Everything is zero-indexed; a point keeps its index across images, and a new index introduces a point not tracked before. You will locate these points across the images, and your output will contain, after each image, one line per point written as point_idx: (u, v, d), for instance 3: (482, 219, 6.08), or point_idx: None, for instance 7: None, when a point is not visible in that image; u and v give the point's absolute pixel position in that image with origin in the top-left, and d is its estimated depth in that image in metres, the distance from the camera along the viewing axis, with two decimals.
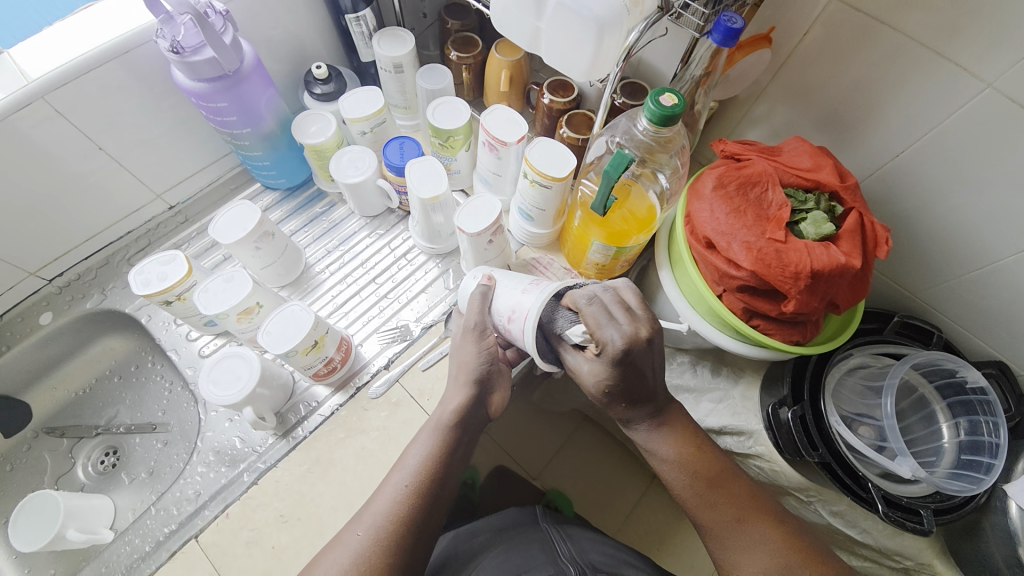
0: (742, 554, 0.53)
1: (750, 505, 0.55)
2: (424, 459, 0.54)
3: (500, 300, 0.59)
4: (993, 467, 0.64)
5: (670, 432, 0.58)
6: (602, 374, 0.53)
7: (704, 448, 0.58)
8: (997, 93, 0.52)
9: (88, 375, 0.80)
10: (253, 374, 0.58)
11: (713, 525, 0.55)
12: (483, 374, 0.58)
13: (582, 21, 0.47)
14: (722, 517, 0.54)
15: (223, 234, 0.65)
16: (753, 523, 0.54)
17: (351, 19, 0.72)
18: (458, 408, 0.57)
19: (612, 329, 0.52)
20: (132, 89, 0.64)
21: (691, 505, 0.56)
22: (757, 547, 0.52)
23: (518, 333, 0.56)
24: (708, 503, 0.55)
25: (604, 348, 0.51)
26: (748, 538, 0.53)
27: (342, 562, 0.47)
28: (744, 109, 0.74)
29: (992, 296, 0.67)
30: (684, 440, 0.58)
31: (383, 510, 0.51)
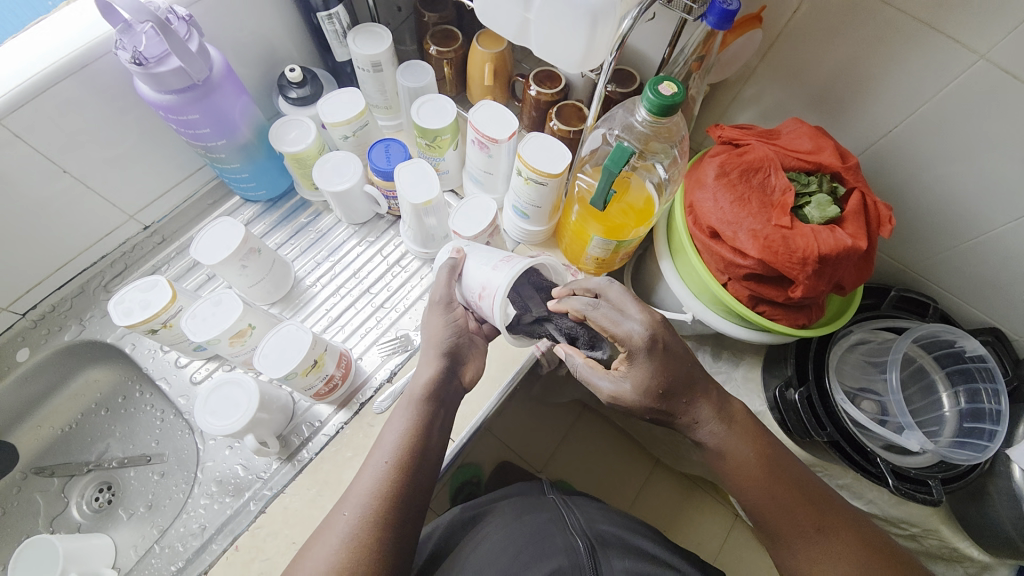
0: (820, 561, 0.49)
1: (825, 511, 0.52)
2: (402, 436, 0.51)
3: (471, 276, 0.59)
4: (996, 433, 0.65)
5: (733, 436, 0.55)
6: (648, 372, 0.52)
7: (769, 454, 0.55)
8: (990, 64, 0.51)
9: (74, 410, 0.76)
10: (252, 401, 0.56)
11: (792, 534, 0.51)
12: (453, 346, 0.57)
13: (574, 10, 0.45)
14: (796, 524, 0.51)
15: (205, 255, 0.62)
16: (827, 527, 0.51)
17: (323, 17, 0.68)
18: (429, 381, 0.55)
19: (629, 321, 0.52)
20: (94, 103, 0.59)
21: (767, 512, 0.53)
22: (835, 554, 0.49)
23: (490, 309, 0.57)
24: (784, 511, 0.52)
25: (631, 340, 0.51)
26: (824, 544, 0.50)
27: (333, 544, 0.45)
28: (733, 91, 0.73)
29: (986, 266, 0.68)
30: (744, 437, 0.55)
31: (365, 490, 0.48)
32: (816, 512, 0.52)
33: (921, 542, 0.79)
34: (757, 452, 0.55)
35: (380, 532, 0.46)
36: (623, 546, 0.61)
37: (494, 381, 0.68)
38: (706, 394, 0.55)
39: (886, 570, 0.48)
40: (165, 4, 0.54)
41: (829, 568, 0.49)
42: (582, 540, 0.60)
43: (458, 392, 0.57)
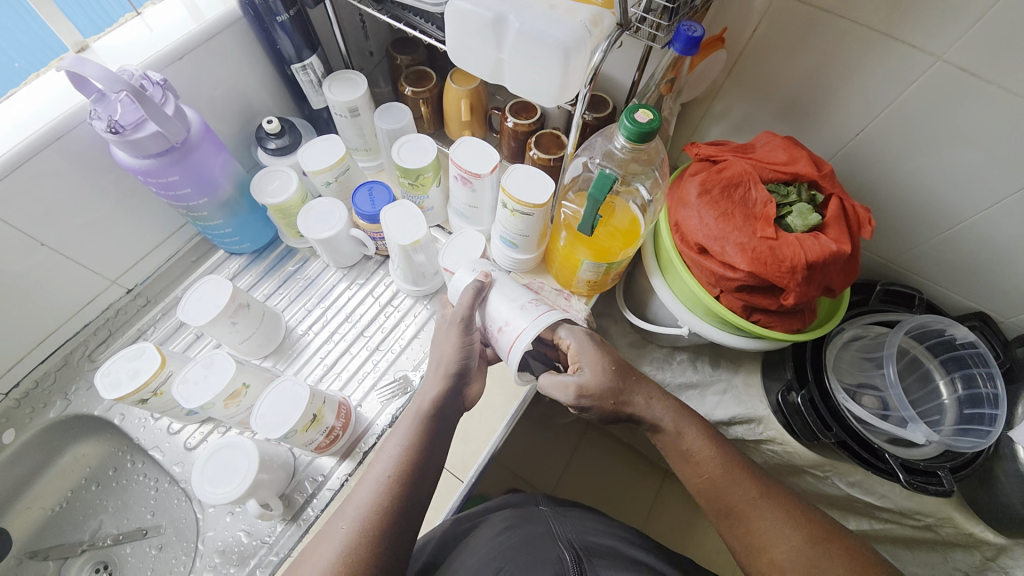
0: (772, 540, 0.49)
1: (773, 487, 0.52)
2: (403, 449, 0.50)
3: (494, 306, 0.58)
4: (996, 417, 0.66)
5: (681, 414, 0.54)
6: (593, 358, 0.54)
7: (717, 434, 0.54)
8: (947, 64, 0.54)
9: (62, 488, 0.72)
10: (252, 465, 0.54)
11: (738, 507, 0.51)
12: (461, 368, 0.55)
13: (547, 47, 0.46)
14: (739, 498, 0.51)
15: (193, 316, 0.60)
16: (777, 503, 0.50)
17: (297, 69, 0.69)
18: (435, 398, 0.53)
19: (572, 325, 0.59)
20: (69, 172, 0.58)
21: (713, 487, 0.52)
22: (783, 528, 0.49)
23: (506, 347, 0.56)
24: (729, 485, 0.51)
25: (571, 331, 0.57)
26: (774, 519, 0.49)
27: (327, 557, 0.42)
28: (704, 107, 0.75)
29: (965, 253, 0.70)
30: (690, 418, 0.55)
31: (364, 501, 0.46)
32: (764, 489, 0.51)
33: (937, 532, 0.78)
34: (702, 431, 0.54)
35: (378, 548, 0.44)
36: (614, 558, 0.58)
37: (498, 415, 0.66)
38: (651, 378, 0.56)
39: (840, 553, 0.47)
40: (138, 72, 0.54)
41: (780, 538, 0.49)
42: (570, 552, 0.57)
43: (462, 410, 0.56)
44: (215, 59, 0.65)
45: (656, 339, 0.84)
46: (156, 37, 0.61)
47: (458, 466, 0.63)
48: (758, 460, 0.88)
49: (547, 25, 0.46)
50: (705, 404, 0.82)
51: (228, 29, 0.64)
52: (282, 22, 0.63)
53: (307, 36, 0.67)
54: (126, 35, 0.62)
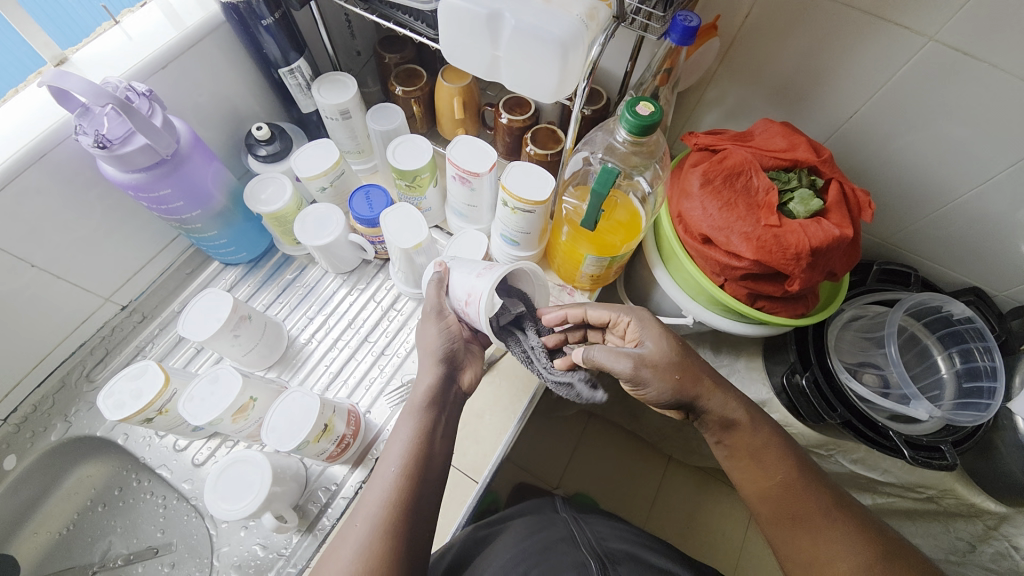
0: (838, 557, 0.48)
1: (844, 504, 0.51)
2: (407, 443, 0.49)
3: (456, 285, 0.58)
4: (996, 390, 0.67)
5: (751, 415, 0.54)
6: (658, 335, 0.54)
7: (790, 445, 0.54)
8: (939, 45, 0.54)
9: (69, 510, 0.71)
10: (265, 477, 0.54)
11: (803, 517, 0.50)
12: (449, 353, 0.55)
13: (543, 44, 0.46)
14: (806, 509, 0.50)
15: (196, 332, 0.59)
16: (847, 519, 0.50)
17: (284, 73, 0.67)
18: (431, 386, 0.53)
19: (629, 306, 0.59)
20: (55, 190, 0.56)
21: (779, 493, 0.52)
22: (851, 547, 0.48)
23: (476, 315, 0.55)
24: (798, 496, 0.51)
25: (630, 308, 0.57)
26: (840, 534, 0.49)
27: (347, 557, 0.43)
28: (697, 95, 0.75)
29: (959, 230, 0.71)
30: (762, 427, 0.54)
31: (377, 496, 0.46)
32: (836, 504, 0.51)
33: (939, 503, 0.80)
34: (771, 440, 0.53)
35: (396, 543, 0.43)
36: (633, 564, 0.59)
37: (509, 414, 0.66)
38: (719, 373, 0.56)
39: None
40: (122, 83, 0.52)
41: (846, 550, 0.48)
42: (594, 559, 0.59)
43: (459, 397, 0.56)
44: (199, 67, 0.63)
45: None
46: (136, 46, 0.59)
47: (471, 467, 0.63)
48: None
49: (542, 20, 0.45)
50: None
51: (211, 36, 0.63)
52: (268, 25, 0.61)
53: (293, 38, 0.65)
54: (105, 45, 0.60)
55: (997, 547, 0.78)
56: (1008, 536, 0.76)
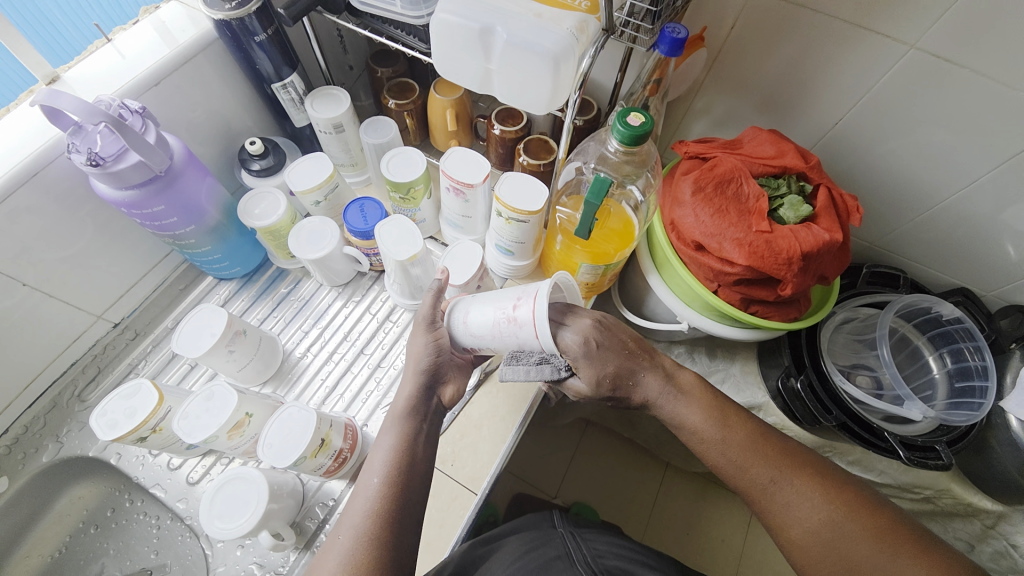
0: (787, 504, 0.49)
1: (788, 455, 0.51)
2: (390, 453, 0.49)
3: (477, 318, 0.55)
4: (987, 389, 0.68)
5: (680, 399, 0.54)
6: (597, 371, 0.53)
7: (719, 404, 0.55)
8: (921, 52, 0.55)
9: (61, 533, 0.70)
10: (262, 495, 0.53)
11: (753, 477, 0.51)
12: (433, 365, 0.55)
13: (535, 56, 0.47)
14: (752, 466, 0.51)
15: (188, 348, 0.59)
16: (792, 470, 0.50)
17: (277, 88, 0.68)
18: (410, 396, 0.54)
19: (565, 328, 0.53)
20: (47, 207, 0.56)
21: (726, 459, 0.52)
22: (803, 500, 0.49)
23: (530, 321, 0.50)
24: (742, 457, 0.51)
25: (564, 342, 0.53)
26: (790, 488, 0.49)
27: (332, 568, 0.42)
28: (686, 104, 0.76)
29: (946, 232, 0.72)
30: (696, 402, 0.54)
31: (361, 509, 0.45)
32: (778, 457, 0.51)
33: (936, 503, 0.81)
34: (709, 414, 0.54)
35: (393, 558, 0.43)
36: None
37: (507, 424, 0.66)
38: (652, 366, 0.56)
39: (861, 514, 0.48)
40: (115, 100, 0.52)
41: (795, 516, 0.49)
42: None
43: (439, 410, 0.56)
44: (193, 82, 0.64)
45: (652, 333, 0.84)
46: (130, 63, 0.60)
47: (470, 479, 0.63)
48: None
49: (534, 33, 0.46)
50: None
51: (203, 52, 0.63)
52: (260, 41, 0.61)
53: (286, 53, 0.65)
54: (98, 62, 0.60)
55: (995, 545, 0.79)
56: (1006, 535, 0.77)
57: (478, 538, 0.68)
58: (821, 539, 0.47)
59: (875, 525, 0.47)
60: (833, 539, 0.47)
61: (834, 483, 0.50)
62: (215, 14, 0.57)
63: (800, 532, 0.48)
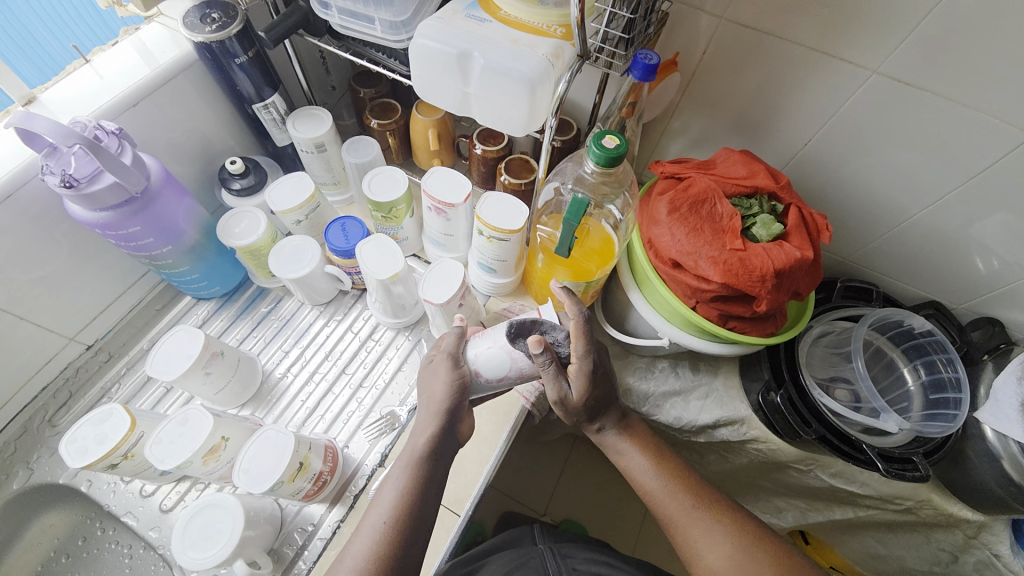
0: (701, 537, 0.55)
1: (711, 501, 0.57)
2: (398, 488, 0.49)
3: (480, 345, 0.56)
4: (961, 399, 0.69)
5: (624, 437, 0.61)
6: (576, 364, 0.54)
7: (661, 456, 0.61)
8: (882, 77, 0.57)
9: (31, 563, 0.67)
10: (237, 523, 0.52)
11: (675, 520, 0.57)
12: (448, 402, 0.53)
13: (512, 80, 0.48)
14: (677, 510, 0.57)
15: (161, 370, 0.58)
16: (710, 513, 0.56)
17: (259, 108, 0.68)
18: (420, 435, 0.53)
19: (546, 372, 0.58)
20: (20, 228, 0.55)
21: (655, 499, 0.58)
22: (713, 539, 0.54)
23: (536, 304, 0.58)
24: (669, 501, 0.58)
25: (580, 360, 0.54)
26: (705, 530, 0.55)
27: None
28: (663, 125, 0.78)
29: (915, 246, 0.74)
30: (636, 442, 0.61)
31: (361, 550, 0.47)
32: (703, 503, 0.57)
33: (918, 513, 0.80)
34: (641, 454, 0.60)
35: None
36: None
37: (492, 442, 0.66)
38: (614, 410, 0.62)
39: (765, 555, 0.53)
40: (91, 122, 0.52)
41: (709, 545, 0.54)
42: None
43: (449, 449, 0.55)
44: (172, 102, 0.64)
45: (636, 349, 0.82)
46: (109, 85, 0.59)
47: (453, 499, 0.62)
48: (744, 458, 0.90)
49: (511, 59, 0.47)
50: (690, 409, 0.82)
51: (184, 73, 0.63)
52: (241, 63, 0.62)
53: (267, 74, 0.66)
54: (77, 84, 0.60)
55: (979, 554, 0.80)
56: (988, 545, 0.78)
57: (463, 557, 0.69)
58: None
59: (777, 566, 0.52)
60: None
61: (743, 523, 0.56)
62: (195, 37, 0.58)
63: (714, 559, 0.53)
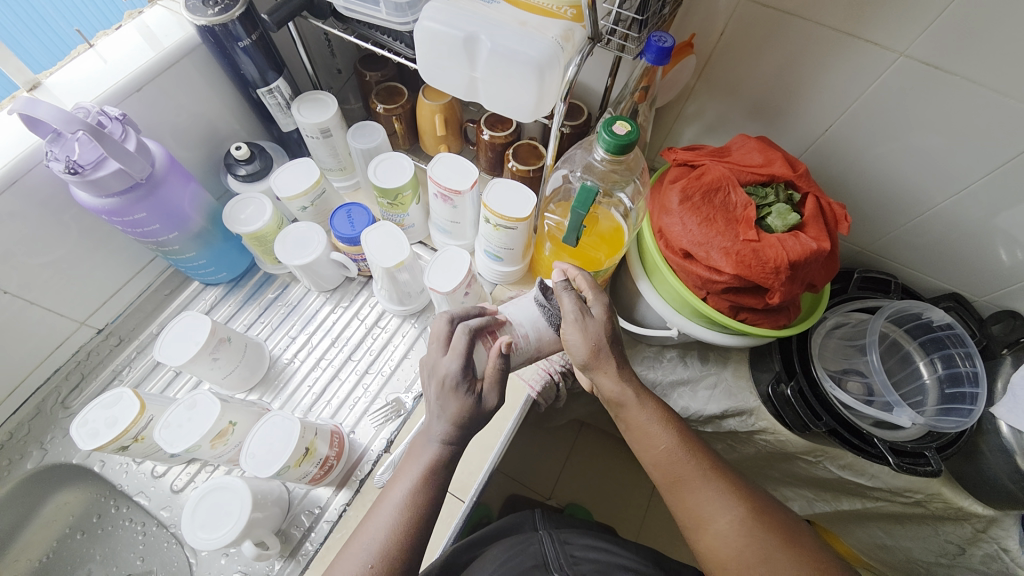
0: (711, 500, 0.54)
1: (722, 468, 0.56)
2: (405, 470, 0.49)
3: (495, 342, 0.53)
4: (978, 395, 0.68)
5: (639, 392, 0.56)
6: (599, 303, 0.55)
7: (671, 414, 0.57)
8: (910, 59, 0.54)
9: (48, 538, 0.70)
10: (245, 506, 0.52)
11: (685, 481, 0.55)
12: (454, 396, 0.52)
13: (520, 65, 0.46)
14: (686, 471, 0.55)
15: (171, 356, 0.58)
16: (721, 479, 0.55)
17: (263, 93, 0.67)
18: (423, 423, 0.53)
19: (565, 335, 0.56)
20: (29, 214, 0.55)
21: (665, 459, 0.55)
22: (723, 505, 0.53)
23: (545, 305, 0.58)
24: (682, 462, 0.55)
25: (592, 290, 0.55)
26: (715, 495, 0.54)
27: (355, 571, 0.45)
28: (677, 109, 0.76)
29: (935, 237, 0.72)
30: (649, 398, 0.57)
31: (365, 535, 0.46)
32: (713, 468, 0.55)
33: (927, 507, 0.79)
34: (655, 413, 0.57)
35: None
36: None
37: (497, 430, 0.66)
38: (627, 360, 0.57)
39: (773, 524, 0.52)
40: (94, 107, 0.52)
41: (717, 509, 0.53)
42: None
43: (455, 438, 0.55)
44: (176, 86, 0.63)
45: (644, 338, 0.81)
46: (113, 68, 0.59)
47: (457, 486, 0.62)
48: (751, 448, 0.89)
49: (518, 42, 0.45)
50: (697, 399, 0.81)
51: (188, 56, 0.62)
52: (244, 46, 0.60)
53: (271, 58, 0.65)
54: (81, 67, 0.59)
55: (986, 549, 0.80)
56: (997, 539, 0.77)
57: (464, 543, 0.69)
58: (736, 543, 0.52)
59: (784, 535, 0.52)
60: (749, 546, 0.51)
61: (755, 493, 0.55)
62: (198, 20, 0.57)
63: (722, 525, 0.52)
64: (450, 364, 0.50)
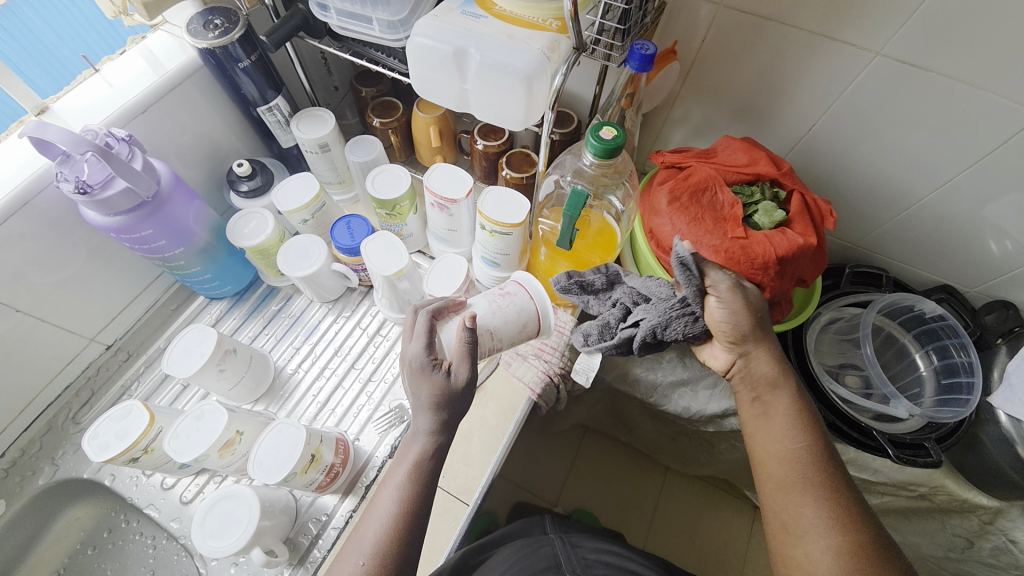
0: (806, 512, 0.47)
1: (845, 495, 0.47)
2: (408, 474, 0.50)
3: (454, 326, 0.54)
4: (974, 384, 0.69)
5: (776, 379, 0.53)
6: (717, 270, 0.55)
7: (812, 420, 0.52)
8: (887, 59, 0.56)
9: (59, 555, 0.70)
10: (253, 513, 0.53)
11: (785, 480, 0.49)
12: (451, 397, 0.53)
13: (508, 76, 0.48)
14: (805, 471, 0.48)
15: (178, 367, 0.60)
16: (835, 503, 0.47)
17: (263, 111, 0.69)
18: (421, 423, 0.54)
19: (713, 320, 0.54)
20: (40, 234, 0.57)
21: (777, 453, 0.51)
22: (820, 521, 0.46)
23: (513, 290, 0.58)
24: (793, 463, 0.50)
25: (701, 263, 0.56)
26: (815, 513, 0.47)
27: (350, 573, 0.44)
28: (664, 114, 0.78)
29: (923, 230, 0.73)
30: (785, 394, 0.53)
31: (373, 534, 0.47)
32: (830, 484, 0.48)
33: (932, 500, 0.80)
34: (789, 409, 0.53)
35: None
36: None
37: (499, 434, 0.67)
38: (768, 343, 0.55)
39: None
40: (102, 130, 0.54)
41: (810, 525, 0.47)
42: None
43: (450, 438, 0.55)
44: (180, 107, 0.65)
45: None
46: (119, 92, 0.61)
47: (460, 489, 0.63)
48: None
49: (505, 54, 0.48)
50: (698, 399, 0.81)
51: (190, 78, 0.65)
52: (244, 67, 0.63)
53: (270, 77, 0.67)
54: (88, 92, 0.62)
55: (995, 541, 0.79)
56: (1004, 531, 0.77)
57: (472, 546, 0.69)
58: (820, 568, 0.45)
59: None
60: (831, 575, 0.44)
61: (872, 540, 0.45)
62: (199, 43, 0.59)
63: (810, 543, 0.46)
64: (414, 348, 0.52)
